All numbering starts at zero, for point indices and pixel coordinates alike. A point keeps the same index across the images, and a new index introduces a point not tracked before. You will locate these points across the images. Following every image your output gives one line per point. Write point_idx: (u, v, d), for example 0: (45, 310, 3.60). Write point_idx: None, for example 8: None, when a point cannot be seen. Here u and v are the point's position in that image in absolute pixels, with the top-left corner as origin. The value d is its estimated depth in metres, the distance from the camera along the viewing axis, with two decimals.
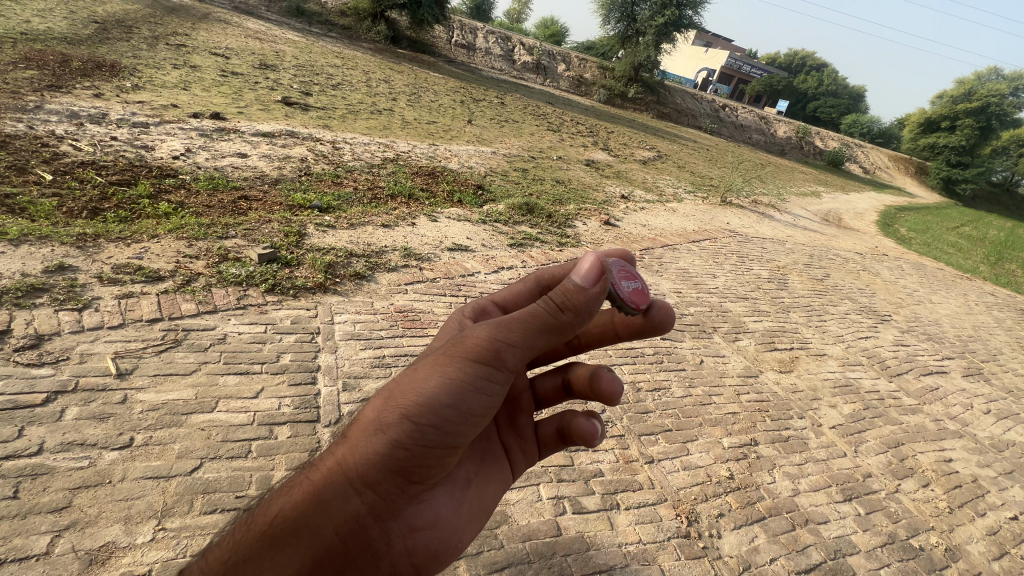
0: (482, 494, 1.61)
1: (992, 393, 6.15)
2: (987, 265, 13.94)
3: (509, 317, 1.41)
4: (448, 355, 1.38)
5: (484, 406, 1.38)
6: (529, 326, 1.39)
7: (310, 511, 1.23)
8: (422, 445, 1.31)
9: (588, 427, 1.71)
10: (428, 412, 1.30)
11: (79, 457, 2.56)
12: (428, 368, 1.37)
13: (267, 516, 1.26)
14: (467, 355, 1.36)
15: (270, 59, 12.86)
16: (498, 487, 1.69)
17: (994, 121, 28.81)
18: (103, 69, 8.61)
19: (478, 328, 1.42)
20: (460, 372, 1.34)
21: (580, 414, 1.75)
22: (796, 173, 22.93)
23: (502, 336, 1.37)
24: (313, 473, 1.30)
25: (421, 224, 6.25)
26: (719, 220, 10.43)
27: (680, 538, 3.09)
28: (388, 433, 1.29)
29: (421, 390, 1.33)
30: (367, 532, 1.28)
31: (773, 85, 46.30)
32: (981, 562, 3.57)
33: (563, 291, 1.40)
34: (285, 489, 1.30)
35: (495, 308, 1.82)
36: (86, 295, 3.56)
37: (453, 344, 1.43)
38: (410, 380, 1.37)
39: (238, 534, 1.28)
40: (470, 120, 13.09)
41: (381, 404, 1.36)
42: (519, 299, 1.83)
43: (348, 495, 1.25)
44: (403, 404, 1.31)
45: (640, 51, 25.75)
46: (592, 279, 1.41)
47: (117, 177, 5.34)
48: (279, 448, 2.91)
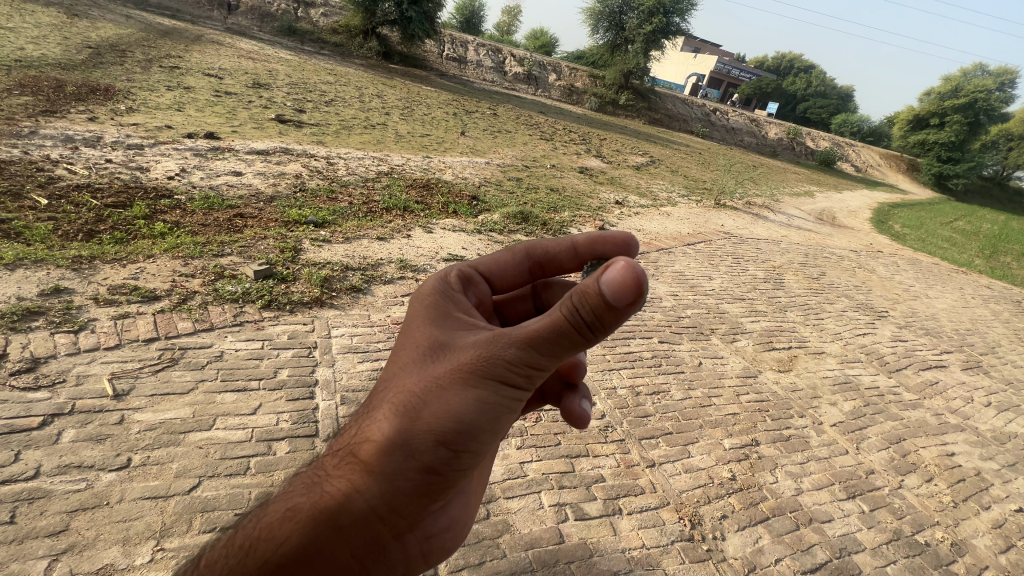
0: (480, 470, 1.76)
1: (992, 386, 6.15)
2: (983, 259, 13.99)
3: (535, 332, 1.37)
4: (477, 374, 1.36)
5: (504, 420, 1.45)
6: (556, 347, 1.37)
7: (330, 537, 1.24)
8: (450, 468, 1.37)
9: (580, 411, 1.85)
10: (460, 437, 1.34)
11: (76, 479, 2.55)
12: (455, 387, 1.35)
13: (273, 544, 1.22)
14: (501, 376, 1.36)
15: (263, 78, 13.00)
16: (490, 457, 1.85)
17: (981, 117, 29.10)
18: (97, 93, 8.69)
19: (504, 346, 1.37)
20: (492, 395, 1.37)
21: (571, 396, 1.89)
22: (788, 174, 23.09)
23: (533, 357, 1.37)
24: (325, 497, 1.27)
25: (416, 236, 6.28)
26: (713, 223, 10.49)
27: (684, 541, 3.08)
28: (417, 458, 1.31)
29: (449, 413, 1.34)
30: (387, 547, 1.34)
31: (762, 88, 46.82)
32: (988, 556, 3.54)
33: (592, 311, 1.31)
34: (290, 512, 1.26)
35: (479, 277, 1.88)
36: (82, 317, 3.56)
37: (476, 355, 1.39)
38: (436, 400, 1.35)
39: (240, 556, 1.23)
40: (463, 131, 13.22)
41: (402, 423, 1.33)
42: (504, 267, 1.91)
43: (374, 519, 1.29)
44: (434, 431, 1.32)
45: (629, 59, 26.09)
46: (625, 301, 1.30)
47: (112, 199, 5.36)
48: (278, 464, 2.89)
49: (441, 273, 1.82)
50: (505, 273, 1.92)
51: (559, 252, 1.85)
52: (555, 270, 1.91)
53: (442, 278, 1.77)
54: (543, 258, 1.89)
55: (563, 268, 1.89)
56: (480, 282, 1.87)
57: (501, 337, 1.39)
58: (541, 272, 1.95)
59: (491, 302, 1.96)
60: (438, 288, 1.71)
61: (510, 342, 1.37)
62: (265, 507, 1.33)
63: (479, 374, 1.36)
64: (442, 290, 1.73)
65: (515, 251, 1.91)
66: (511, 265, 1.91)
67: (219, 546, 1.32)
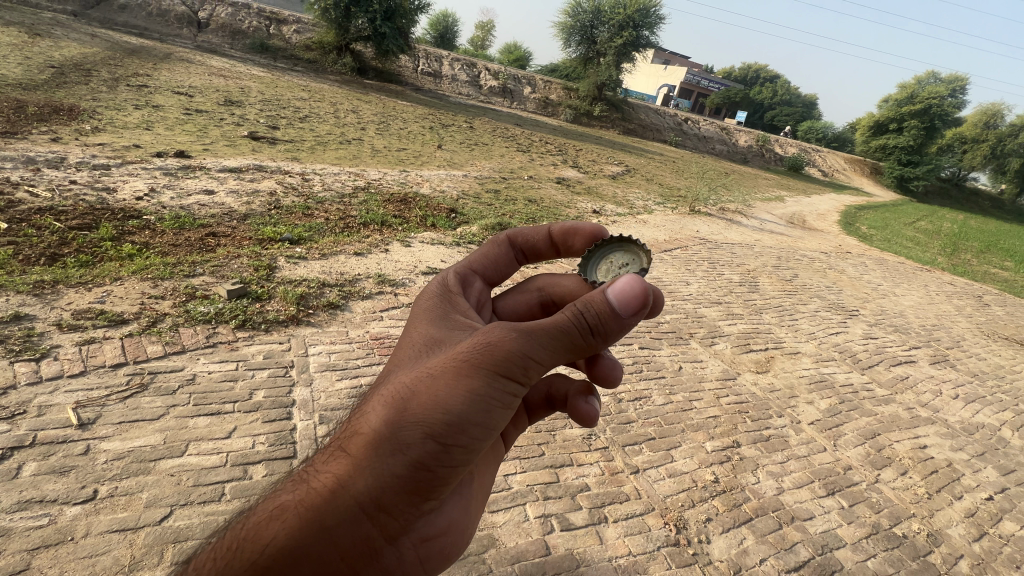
0: (481, 478, 1.70)
1: (959, 378, 6.38)
2: (945, 257, 14.56)
3: (535, 322, 1.40)
4: (469, 364, 1.34)
5: (502, 416, 1.40)
6: (554, 338, 1.40)
7: (315, 537, 1.16)
8: (442, 463, 1.30)
9: (586, 409, 1.78)
10: (452, 430, 1.29)
11: (38, 515, 2.43)
12: (449, 379, 1.32)
13: (257, 545, 1.14)
14: (495, 365, 1.34)
15: (234, 95, 12.84)
16: (494, 466, 1.80)
17: (937, 122, 30.43)
18: (60, 114, 8.46)
19: (503, 335, 1.37)
20: (485, 387, 1.33)
21: (579, 395, 1.82)
22: (759, 180, 23.76)
23: (531, 348, 1.36)
24: (311, 492, 1.21)
25: (395, 250, 6.25)
26: (689, 229, 10.71)
27: (670, 546, 3.09)
28: (409, 452, 1.26)
29: (442, 406, 1.29)
30: (380, 552, 1.25)
31: (730, 97, 48.31)
32: (962, 545, 3.64)
33: (594, 310, 1.42)
34: (277, 511, 1.19)
35: (476, 277, 1.99)
36: (44, 344, 3.42)
37: (470, 346, 1.38)
38: (430, 392, 1.32)
39: (222, 561, 1.14)
40: (440, 145, 13.26)
41: (391, 417, 1.29)
42: (495, 261, 2.05)
43: (363, 517, 1.21)
44: (425, 423, 1.27)
45: (602, 70, 26.65)
46: (627, 304, 1.43)
47: (77, 221, 5.19)
48: (255, 488, 2.81)
49: (439, 277, 1.92)
50: (498, 271, 2.06)
51: (537, 239, 2.06)
52: (537, 254, 2.10)
53: (440, 282, 1.88)
54: (525, 248, 2.09)
55: (541, 255, 2.10)
56: (475, 281, 1.97)
57: (497, 325, 1.41)
58: (526, 260, 2.13)
59: (487, 298, 2.03)
60: (437, 292, 1.81)
61: (505, 330, 1.38)
62: (255, 506, 1.27)
63: (473, 363, 1.33)
64: (440, 292, 1.81)
65: (502, 244, 2.07)
66: (502, 256, 2.07)
67: (201, 551, 1.24)
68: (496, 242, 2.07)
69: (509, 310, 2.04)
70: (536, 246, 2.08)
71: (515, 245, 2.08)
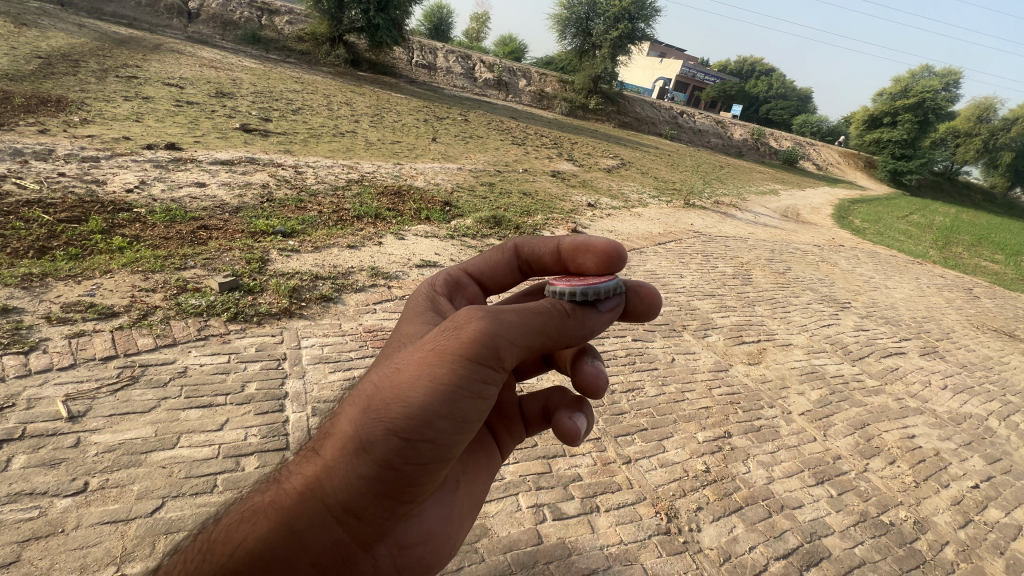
0: (470, 483, 1.65)
1: (947, 369, 6.46)
2: (936, 250, 14.68)
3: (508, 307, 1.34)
4: (436, 353, 1.27)
5: (477, 411, 1.32)
6: (526, 323, 1.35)
7: (281, 541, 1.15)
8: (412, 462, 1.24)
9: (570, 427, 1.68)
10: (420, 427, 1.22)
11: (28, 507, 2.42)
12: (416, 370, 1.27)
13: (226, 549, 1.15)
14: (461, 352, 1.26)
15: (226, 87, 12.68)
16: (486, 473, 1.76)
17: (930, 115, 30.51)
18: (47, 105, 8.33)
19: (472, 322, 1.30)
20: (452, 377, 1.25)
21: (565, 411, 1.74)
22: (754, 173, 23.80)
23: (500, 333, 1.29)
24: (280, 494, 1.21)
25: (388, 243, 6.23)
26: (684, 222, 10.73)
27: (661, 535, 3.12)
28: (375, 452, 1.21)
29: (407, 399, 1.23)
30: (352, 556, 1.23)
31: (726, 91, 48.32)
32: (948, 532, 3.71)
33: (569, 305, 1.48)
34: (247, 513, 1.20)
35: (469, 280, 1.95)
36: (33, 337, 3.39)
37: (439, 335, 1.32)
38: (398, 386, 1.26)
39: (194, 562, 1.16)
40: (434, 138, 13.16)
41: (357, 416, 1.25)
42: (494, 266, 1.94)
43: (331, 520, 1.20)
44: (389, 418, 1.21)
45: (597, 63, 26.53)
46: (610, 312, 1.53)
47: (66, 214, 5.13)
48: (247, 480, 2.81)
49: (430, 280, 1.92)
50: (497, 277, 1.96)
51: (544, 253, 1.80)
52: (541, 269, 1.86)
53: (431, 286, 1.86)
54: (530, 257, 1.87)
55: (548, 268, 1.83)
56: (469, 284, 1.94)
57: (467, 310, 1.35)
58: (530, 269, 1.93)
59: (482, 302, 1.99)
60: (425, 295, 1.79)
61: (473, 314, 1.32)
62: (232, 508, 1.28)
63: (439, 351, 1.27)
64: (427, 296, 1.81)
65: (506, 249, 1.92)
66: (502, 262, 1.93)
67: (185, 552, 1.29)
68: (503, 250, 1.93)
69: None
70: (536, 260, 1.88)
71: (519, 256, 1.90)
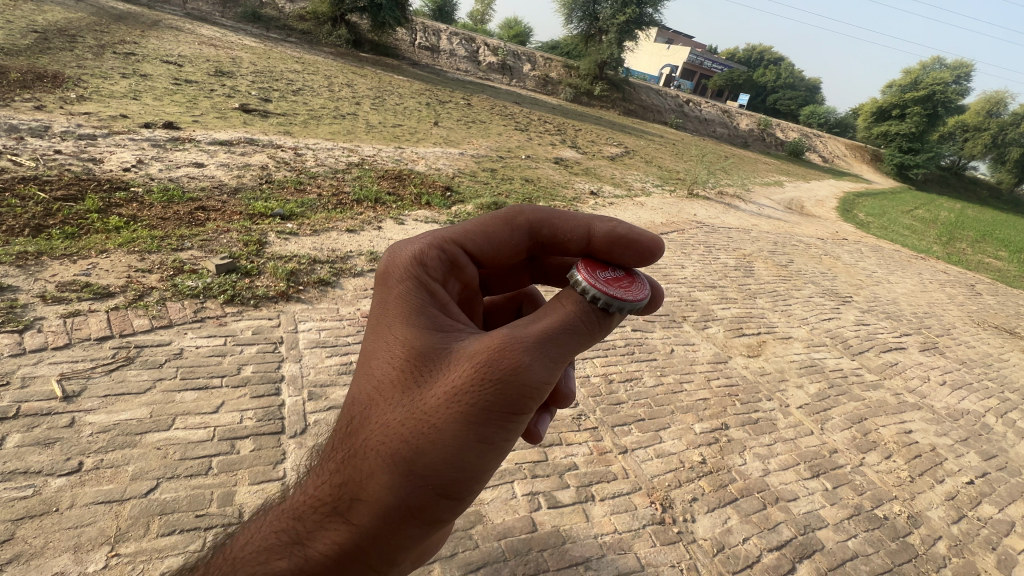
0: None
1: (947, 365, 6.45)
2: (940, 246, 14.58)
3: (554, 342, 1.15)
4: (482, 410, 1.09)
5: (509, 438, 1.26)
6: (570, 354, 1.19)
7: None
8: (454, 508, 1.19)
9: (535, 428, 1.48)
10: (468, 483, 1.14)
11: (22, 486, 2.42)
12: (460, 428, 1.09)
13: None
14: (513, 407, 1.11)
15: (226, 66, 12.50)
16: None
17: (939, 109, 30.14)
18: (44, 81, 8.21)
19: (522, 369, 1.10)
20: (499, 433, 1.13)
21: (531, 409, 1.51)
22: (759, 164, 23.58)
23: (549, 376, 1.15)
24: (314, 565, 1.08)
25: (388, 228, 6.18)
26: (686, 212, 10.64)
27: (655, 524, 3.13)
28: (422, 514, 1.12)
29: (455, 461, 1.11)
30: None
31: (733, 79, 47.66)
32: (941, 527, 3.73)
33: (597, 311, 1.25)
34: None
35: (461, 251, 1.50)
36: (27, 316, 3.37)
37: (479, 384, 1.10)
38: (439, 446, 1.09)
39: None
40: (436, 122, 12.99)
41: (394, 482, 1.09)
42: (499, 244, 1.54)
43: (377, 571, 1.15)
44: (439, 486, 1.10)
45: (603, 49, 26.11)
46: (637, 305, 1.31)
47: (62, 192, 5.08)
48: (243, 463, 2.81)
49: (407, 247, 1.40)
50: (497, 248, 1.54)
51: (568, 235, 1.49)
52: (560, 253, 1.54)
53: (416, 256, 1.38)
54: (551, 238, 1.53)
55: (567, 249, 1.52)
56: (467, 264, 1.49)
57: (509, 349, 1.11)
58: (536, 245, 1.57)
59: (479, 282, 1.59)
60: (412, 279, 1.33)
61: (519, 356, 1.11)
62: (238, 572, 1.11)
63: (487, 407, 1.09)
64: (407, 270, 1.35)
65: (514, 222, 1.53)
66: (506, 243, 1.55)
67: None
68: (512, 225, 1.53)
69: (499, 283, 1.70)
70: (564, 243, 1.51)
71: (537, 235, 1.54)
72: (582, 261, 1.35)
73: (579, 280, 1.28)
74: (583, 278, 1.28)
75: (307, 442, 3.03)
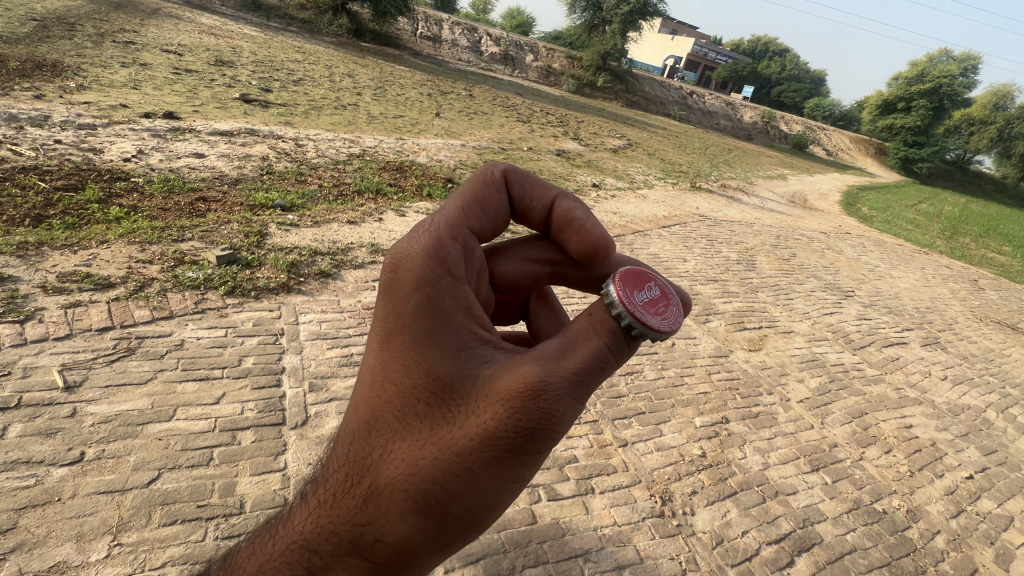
0: None
1: (948, 360, 6.43)
2: (944, 240, 14.51)
3: (587, 382, 1.11)
4: (510, 455, 1.08)
5: None
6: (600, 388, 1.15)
7: None
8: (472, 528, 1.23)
9: None
10: (489, 514, 1.17)
11: (24, 476, 2.43)
12: (488, 473, 1.09)
13: None
14: (542, 450, 1.11)
15: (226, 55, 12.40)
16: None
17: (945, 102, 29.85)
18: (43, 69, 8.15)
19: (555, 417, 1.07)
20: (524, 471, 1.13)
21: None
22: (762, 157, 23.42)
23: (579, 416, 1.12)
24: None
25: (389, 220, 6.15)
26: (689, 205, 10.58)
27: (655, 517, 3.14)
28: (445, 544, 1.16)
29: (479, 500, 1.11)
30: None
31: (738, 71, 47.21)
32: (939, 521, 3.74)
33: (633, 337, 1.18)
34: None
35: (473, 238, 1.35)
36: (28, 306, 3.37)
37: (509, 431, 1.07)
38: (465, 489, 1.10)
39: None
40: (438, 113, 12.89)
41: (418, 521, 1.10)
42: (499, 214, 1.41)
43: None
44: (462, 523, 1.13)
45: (607, 39, 25.84)
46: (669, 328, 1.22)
47: (63, 182, 5.06)
48: (243, 454, 2.82)
49: (421, 245, 1.25)
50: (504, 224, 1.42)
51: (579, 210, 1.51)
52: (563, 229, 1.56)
53: (430, 252, 1.24)
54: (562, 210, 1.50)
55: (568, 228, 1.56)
56: (476, 247, 1.35)
57: (542, 395, 1.07)
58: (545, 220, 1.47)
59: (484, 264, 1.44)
60: (431, 290, 1.21)
61: (552, 403, 1.07)
62: None
63: (516, 454, 1.08)
64: (423, 276, 1.22)
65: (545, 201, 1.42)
66: (503, 212, 1.43)
67: None
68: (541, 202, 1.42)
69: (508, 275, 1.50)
70: (589, 225, 1.37)
71: (554, 216, 1.42)
72: (621, 272, 1.21)
73: (612, 300, 1.16)
74: (618, 298, 1.16)
75: (309, 434, 3.04)
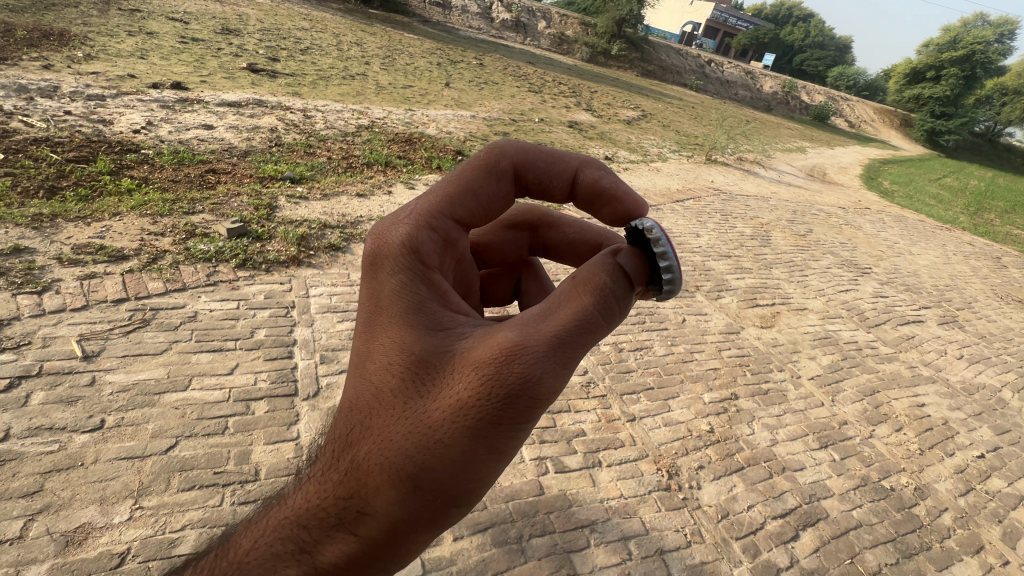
0: None
1: (965, 339, 6.32)
2: (967, 216, 14.07)
3: (565, 346, 1.07)
4: (487, 422, 1.06)
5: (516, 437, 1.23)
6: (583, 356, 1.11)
7: None
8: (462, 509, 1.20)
9: None
10: (474, 489, 1.14)
11: (48, 441, 2.51)
12: (466, 441, 1.07)
13: None
14: (521, 417, 1.08)
15: (232, 23, 12.15)
16: None
17: (978, 70, 28.47)
18: (50, 38, 8.06)
19: (530, 378, 1.04)
20: (506, 442, 1.10)
21: None
22: (782, 129, 22.68)
23: (561, 381, 1.09)
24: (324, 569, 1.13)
25: (397, 192, 6.09)
26: (704, 179, 10.32)
27: (661, 491, 3.18)
28: (431, 522, 1.12)
29: (460, 471, 1.09)
30: None
31: (759, 38, 45.29)
32: (948, 499, 3.73)
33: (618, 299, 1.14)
34: None
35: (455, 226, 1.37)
36: (45, 278, 3.42)
37: (483, 397, 1.05)
38: (443, 459, 1.07)
39: None
40: (448, 83, 12.59)
41: (398, 495, 1.08)
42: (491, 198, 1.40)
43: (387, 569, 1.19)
44: (444, 495, 1.09)
45: (623, 5, 24.84)
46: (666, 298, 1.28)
47: (74, 153, 5.06)
48: (257, 424, 2.88)
49: (399, 233, 1.28)
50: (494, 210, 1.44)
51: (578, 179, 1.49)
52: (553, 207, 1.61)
53: (407, 240, 1.27)
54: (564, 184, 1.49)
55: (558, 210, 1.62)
56: (457, 234, 1.38)
57: (516, 360, 1.05)
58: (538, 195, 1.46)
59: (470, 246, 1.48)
60: (408, 272, 1.23)
61: (527, 366, 1.05)
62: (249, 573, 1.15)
63: (493, 421, 1.06)
64: (400, 262, 1.25)
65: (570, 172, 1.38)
66: (501, 198, 1.42)
67: None
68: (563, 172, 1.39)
69: (496, 254, 1.63)
70: (621, 192, 1.35)
71: (581, 187, 1.39)
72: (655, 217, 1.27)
73: (660, 240, 1.20)
74: (666, 240, 1.20)
75: (320, 405, 3.09)
